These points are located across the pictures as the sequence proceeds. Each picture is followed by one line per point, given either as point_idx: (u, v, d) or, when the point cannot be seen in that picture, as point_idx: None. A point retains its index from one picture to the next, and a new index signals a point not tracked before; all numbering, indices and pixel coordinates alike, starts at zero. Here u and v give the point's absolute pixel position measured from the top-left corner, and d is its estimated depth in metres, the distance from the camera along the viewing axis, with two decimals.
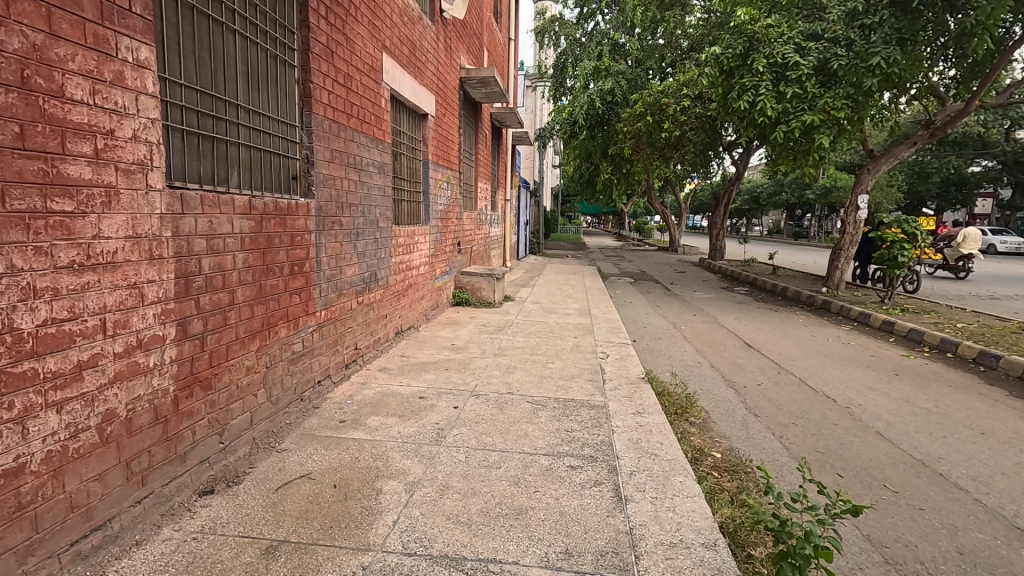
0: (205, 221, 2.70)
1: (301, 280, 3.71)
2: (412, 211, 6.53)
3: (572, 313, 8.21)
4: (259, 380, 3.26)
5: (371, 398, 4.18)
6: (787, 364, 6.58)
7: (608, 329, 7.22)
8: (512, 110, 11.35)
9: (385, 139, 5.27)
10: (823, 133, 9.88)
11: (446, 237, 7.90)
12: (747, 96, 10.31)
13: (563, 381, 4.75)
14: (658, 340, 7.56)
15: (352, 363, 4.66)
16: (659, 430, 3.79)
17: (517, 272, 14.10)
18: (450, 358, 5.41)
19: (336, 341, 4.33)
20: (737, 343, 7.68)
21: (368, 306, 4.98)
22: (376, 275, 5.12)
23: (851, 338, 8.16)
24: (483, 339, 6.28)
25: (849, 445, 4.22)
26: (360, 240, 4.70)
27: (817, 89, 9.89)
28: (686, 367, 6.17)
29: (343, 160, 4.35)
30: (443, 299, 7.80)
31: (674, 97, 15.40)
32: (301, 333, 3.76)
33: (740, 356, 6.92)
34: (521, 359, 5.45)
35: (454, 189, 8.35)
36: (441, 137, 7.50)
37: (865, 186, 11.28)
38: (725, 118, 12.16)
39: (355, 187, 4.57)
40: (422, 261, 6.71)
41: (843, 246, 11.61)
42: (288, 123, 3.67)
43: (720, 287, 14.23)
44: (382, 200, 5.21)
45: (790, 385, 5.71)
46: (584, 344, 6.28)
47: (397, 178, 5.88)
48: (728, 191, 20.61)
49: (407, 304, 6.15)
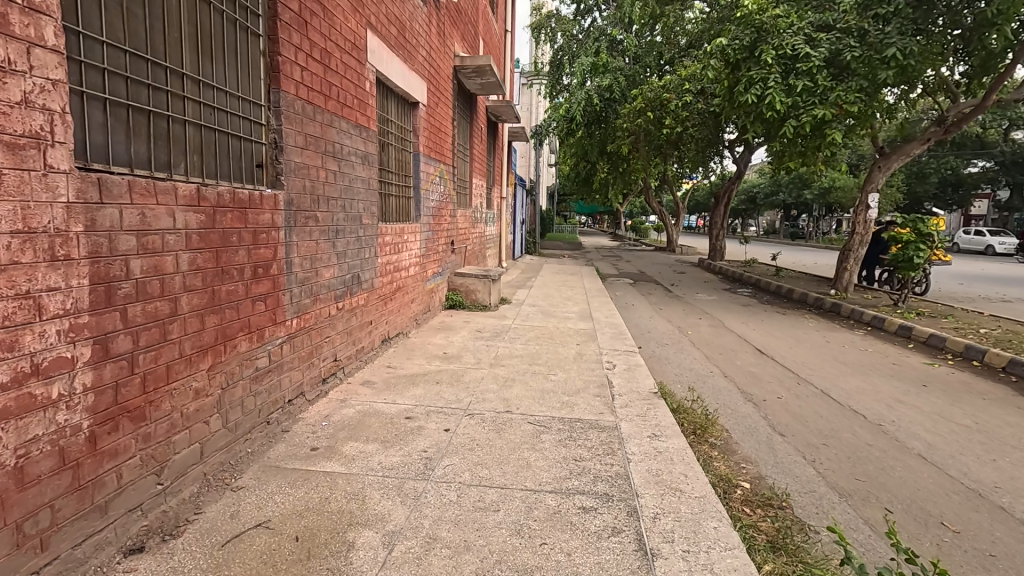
0: (134, 214, 2.18)
1: (266, 285, 3.19)
2: (401, 207, 6.01)
3: (573, 317, 7.71)
4: (211, 405, 2.73)
5: (351, 418, 3.66)
6: (806, 373, 6.10)
7: (612, 334, 6.73)
8: (509, 103, 10.83)
9: (370, 126, 4.74)
10: (835, 128, 9.41)
11: (438, 235, 7.38)
12: (754, 89, 9.85)
13: (567, 397, 4.25)
14: (665, 346, 7.07)
15: (331, 376, 4.14)
16: (679, 457, 3.30)
17: (513, 273, 13.60)
18: (442, 369, 4.90)
19: (311, 353, 3.81)
20: (749, 349, 7.21)
21: (350, 313, 4.46)
22: (359, 277, 4.60)
23: (868, 344, 7.69)
24: (478, 347, 5.78)
25: (891, 471, 3.74)
26: (340, 238, 4.17)
27: (829, 82, 9.43)
28: (699, 378, 5.69)
29: (320, 147, 3.82)
30: (435, 302, 7.29)
31: (676, 92, 14.92)
32: (266, 346, 3.23)
33: (754, 364, 6.44)
34: (519, 371, 4.94)
35: (447, 185, 7.84)
36: (433, 129, 6.99)
37: (876, 184, 10.85)
38: (730, 114, 11.70)
39: (334, 178, 4.05)
40: (411, 261, 6.19)
41: (852, 247, 11.17)
42: (252, 102, 3.14)
43: (722, 289, 13.78)
44: (367, 194, 4.69)
45: (814, 398, 5.23)
46: (587, 352, 5.79)
47: (383, 171, 5.36)
48: (728, 190, 20.17)
49: (395, 309, 5.63)
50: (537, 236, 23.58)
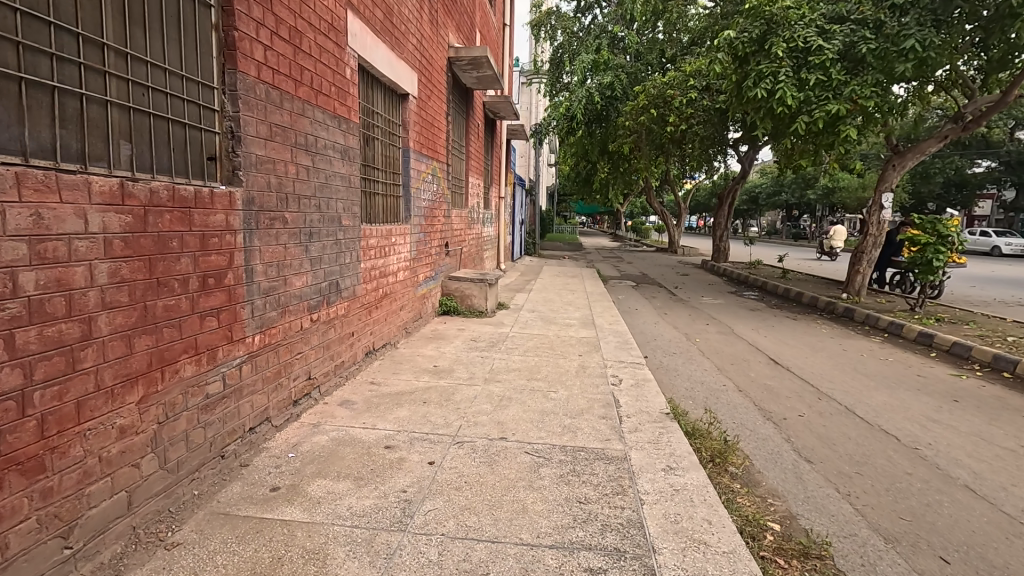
0: (23, 216, 1.74)
1: (219, 298, 2.73)
2: (389, 207, 5.56)
3: (574, 324, 7.25)
4: (144, 444, 2.28)
5: (322, 448, 3.20)
6: (827, 387, 5.65)
7: (616, 344, 6.28)
8: (507, 99, 10.36)
9: (351, 118, 4.28)
10: (849, 124, 8.95)
11: (431, 237, 6.92)
12: (764, 84, 9.42)
13: (569, 420, 3.80)
14: (673, 356, 6.62)
15: (303, 397, 3.68)
16: (698, 497, 2.85)
17: (512, 275, 13.13)
18: (431, 386, 4.45)
19: (279, 372, 3.36)
20: (763, 359, 6.76)
21: (326, 325, 4.00)
22: (338, 285, 4.16)
23: (888, 353, 7.24)
24: (473, 359, 5.33)
25: (939, 508, 3.28)
26: (314, 242, 3.71)
27: (843, 76, 8.99)
28: (711, 394, 5.24)
29: (288, 139, 3.36)
30: (427, 308, 6.83)
31: (680, 89, 14.50)
32: (220, 370, 2.77)
33: (769, 377, 5.99)
34: (516, 388, 4.49)
35: (441, 184, 7.38)
36: (425, 123, 6.53)
37: (890, 183, 10.41)
38: (738, 110, 11.26)
39: (306, 174, 3.59)
40: (400, 266, 5.74)
41: (865, 249, 10.69)
42: (203, 84, 2.68)
43: (729, 292, 13.31)
44: (347, 192, 4.24)
45: (839, 417, 4.78)
46: (590, 364, 5.33)
47: (367, 168, 4.91)
48: (732, 190, 19.70)
49: (380, 318, 5.18)
50: (537, 236, 23.15)
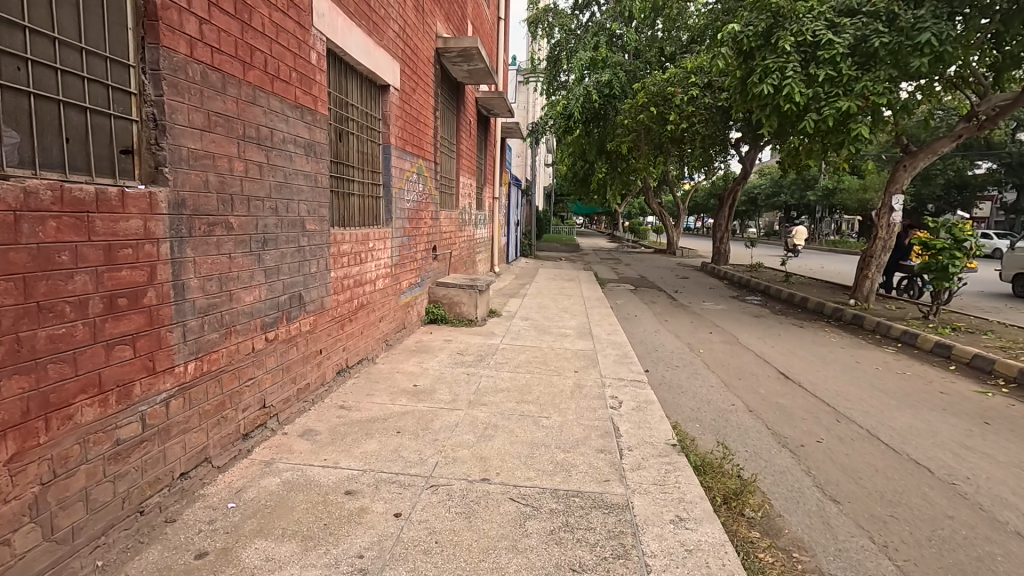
0: None
1: (135, 322, 2.24)
2: (366, 209, 5.07)
3: (570, 334, 6.77)
4: (16, 514, 1.80)
5: (269, 495, 2.71)
6: (845, 406, 5.18)
7: (616, 358, 5.80)
8: (501, 95, 9.87)
9: (317, 108, 3.78)
10: (860, 122, 8.51)
11: (416, 241, 6.43)
12: (771, 79, 8.97)
13: (562, 455, 3.32)
14: (676, 371, 6.15)
15: (256, 429, 3.19)
16: (715, 562, 2.36)
17: (506, 278, 12.67)
18: (408, 411, 3.96)
19: (222, 404, 2.87)
20: (772, 373, 6.29)
21: (286, 345, 3.51)
22: (301, 298, 3.67)
23: (905, 366, 6.77)
24: (458, 376, 4.84)
25: (993, 564, 2.81)
26: (268, 250, 3.22)
27: (854, 72, 8.55)
28: (719, 417, 4.77)
29: (234, 131, 2.86)
30: (411, 318, 6.34)
31: (681, 86, 14.03)
32: (137, 409, 2.28)
33: (781, 394, 5.52)
34: (504, 412, 4.01)
35: (427, 184, 6.89)
36: (408, 117, 6.04)
37: (900, 184, 9.95)
38: (741, 108, 10.83)
39: (258, 172, 3.09)
40: (380, 273, 5.25)
41: (874, 253, 10.23)
42: (113, 61, 2.18)
43: (731, 297, 12.86)
44: (312, 193, 3.74)
45: (861, 444, 4.31)
46: (587, 382, 4.85)
47: (340, 166, 4.42)
48: (733, 190, 19.24)
49: (355, 332, 4.69)
50: (532, 238, 22.73)
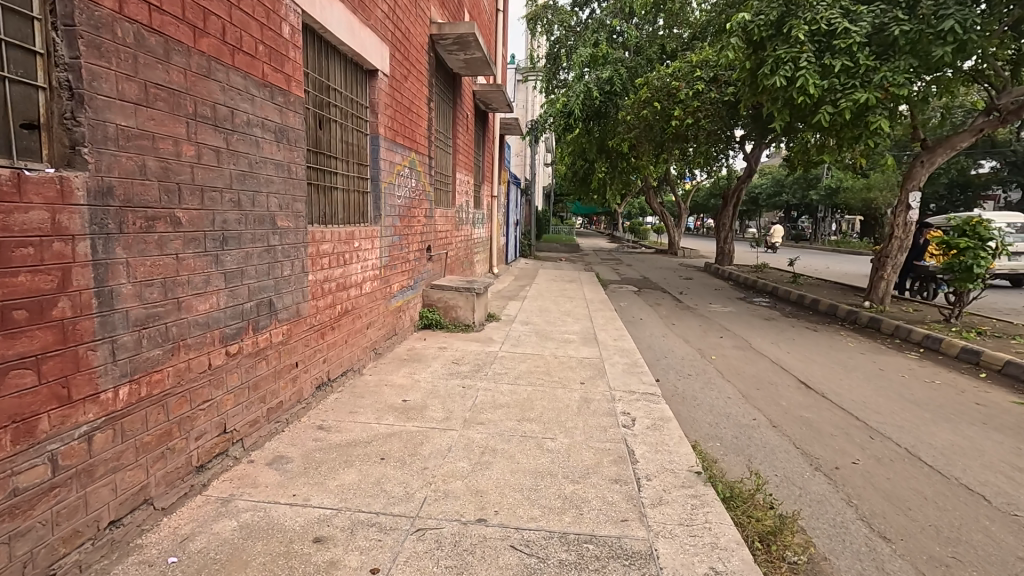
0: None
1: (39, 340, 1.78)
2: (351, 205, 4.62)
3: (574, 341, 6.33)
4: None
5: (221, 544, 2.25)
6: (876, 421, 4.73)
7: (624, 367, 5.35)
8: (499, 88, 9.42)
9: (291, 90, 3.33)
10: (879, 115, 8.07)
11: (408, 240, 5.97)
12: (783, 71, 8.54)
13: (571, 487, 2.87)
14: (688, 380, 5.71)
15: (213, 459, 2.73)
16: None
17: (506, 280, 12.24)
18: (395, 433, 3.50)
19: (170, 432, 2.42)
20: (792, 382, 5.85)
21: (253, 359, 3.05)
22: (271, 305, 3.21)
23: (932, 374, 6.32)
24: (452, 389, 4.39)
25: None
26: (229, 250, 2.77)
27: (872, 62, 8.11)
28: (741, 433, 4.32)
29: (183, 109, 2.41)
30: (402, 324, 5.89)
31: (686, 81, 13.55)
32: (44, 449, 1.83)
33: (804, 406, 5.08)
34: (503, 433, 3.56)
35: (421, 180, 6.45)
36: (400, 107, 5.58)
37: (917, 180, 9.51)
38: (751, 102, 10.38)
39: (215, 158, 2.63)
40: (367, 275, 4.80)
41: (890, 253, 9.79)
42: (8, 10, 1.73)
43: (737, 298, 12.43)
44: (285, 184, 3.28)
45: (902, 467, 3.87)
46: (594, 396, 4.38)
47: (319, 157, 3.97)
48: (737, 189, 18.81)
49: (338, 341, 4.23)
50: (532, 238, 22.30)
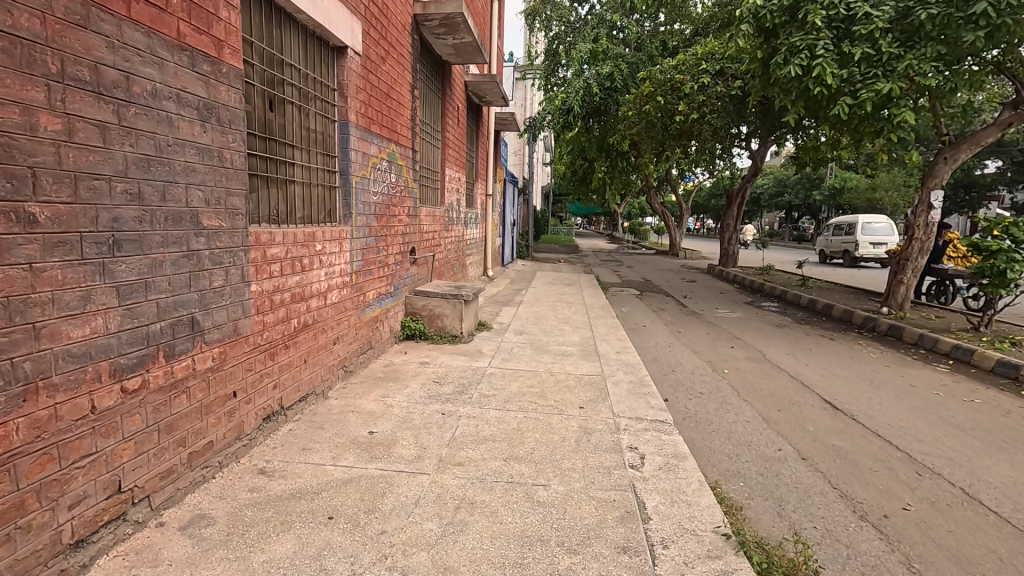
0: None
1: None
2: (313, 201, 3.98)
3: (572, 354, 5.69)
4: None
5: None
6: (921, 452, 4.09)
7: (629, 387, 4.70)
8: (493, 79, 8.77)
9: (223, 57, 2.70)
10: (903, 106, 7.43)
11: (386, 242, 5.32)
12: (799, 59, 7.91)
13: (566, 563, 2.25)
14: (701, 400, 5.07)
15: (98, 531, 2.09)
16: None
17: (501, 283, 11.60)
18: (352, 479, 2.86)
19: (21, 506, 1.79)
20: (817, 402, 5.21)
21: (166, 395, 2.41)
22: (193, 325, 2.57)
23: (970, 392, 5.69)
24: (429, 417, 3.76)
25: None
26: (125, 257, 2.14)
27: (896, 49, 7.46)
28: (766, 469, 3.69)
29: (40, 65, 1.78)
30: (379, 336, 5.24)
31: (691, 74, 12.87)
32: None
33: (833, 433, 4.46)
34: (484, 479, 2.92)
35: (403, 175, 5.82)
36: (375, 91, 4.93)
37: (940, 178, 8.87)
38: (762, 94, 9.72)
39: (98, 135, 2.00)
40: (334, 283, 4.15)
41: (910, 255, 9.13)
42: None
43: (745, 303, 11.78)
44: (213, 174, 2.65)
45: (963, 514, 3.23)
46: (595, 425, 3.74)
47: (268, 143, 3.33)
48: (742, 188, 18.16)
49: (294, 363, 3.59)
50: (531, 238, 21.64)
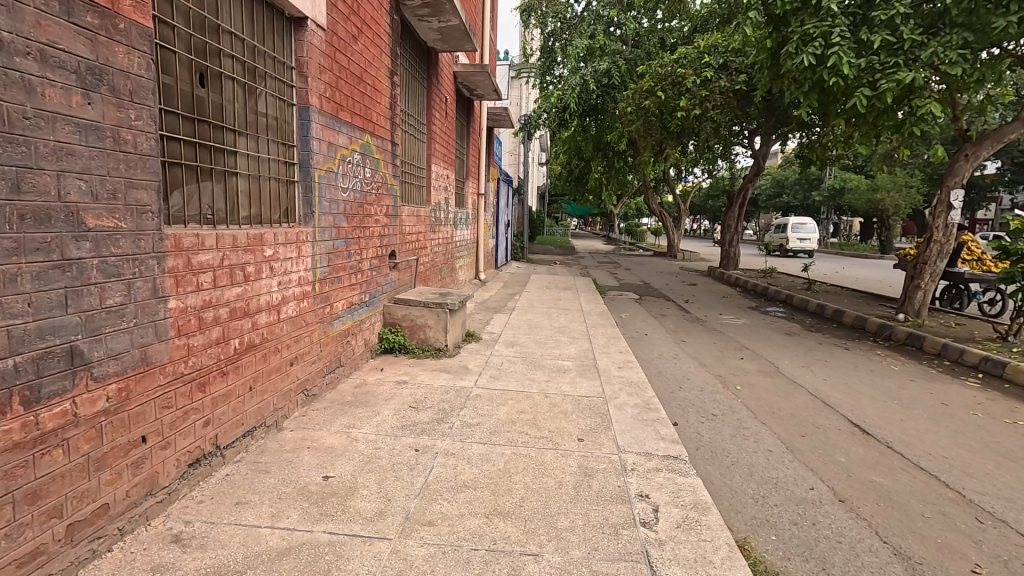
0: None
1: None
2: (263, 197, 3.36)
3: (570, 370, 5.10)
4: None
5: None
6: (976, 492, 3.51)
7: (635, 411, 4.11)
8: (484, 69, 8.17)
9: (120, 8, 2.10)
10: (927, 97, 6.87)
11: (359, 245, 4.71)
12: (812, 47, 7.31)
13: None
14: (714, 425, 4.48)
15: None
16: None
17: (493, 286, 11.02)
18: (292, 549, 2.25)
19: None
20: (844, 426, 4.63)
21: (25, 453, 1.79)
22: (76, 356, 1.97)
23: (1012, 412, 5.11)
24: (401, 456, 3.16)
25: None
26: None
27: (919, 36, 6.90)
28: (800, 517, 3.10)
29: None
30: (351, 352, 4.63)
31: (692, 68, 12.31)
32: None
33: (868, 466, 3.87)
34: (462, 547, 2.31)
35: (380, 169, 5.20)
36: (345, 74, 4.32)
37: (959, 176, 8.33)
38: (770, 87, 9.19)
39: None
40: (291, 294, 3.55)
41: (928, 259, 8.60)
42: None
43: (750, 308, 11.23)
44: (104, 161, 2.04)
45: None
46: (597, 465, 3.16)
47: (196, 124, 2.72)
48: (744, 188, 17.60)
49: (234, 391, 2.97)
50: (526, 239, 21.01)
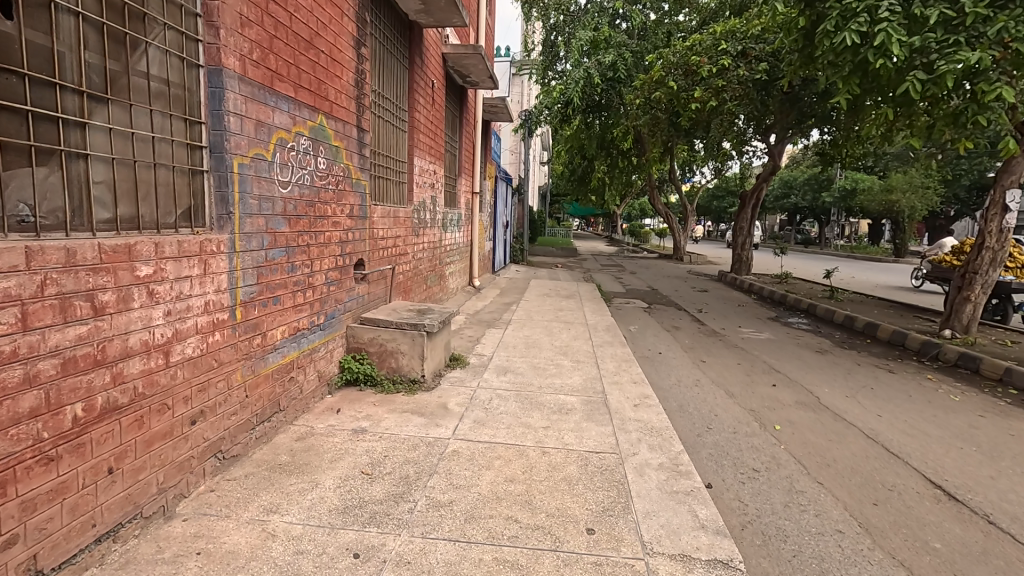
0: None
1: None
2: (141, 190, 2.36)
3: (574, 409, 4.13)
4: None
5: None
6: None
7: (661, 477, 3.11)
8: (477, 50, 7.17)
9: None
10: (994, 80, 5.86)
11: (308, 254, 3.72)
12: (855, 24, 6.31)
13: None
14: (760, 489, 3.48)
15: None
16: None
17: (489, 294, 10.04)
18: None
19: None
20: (923, 488, 3.62)
21: None
22: None
23: None
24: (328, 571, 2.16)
25: None
26: None
27: (985, 8, 5.89)
28: None
29: None
30: (296, 392, 3.64)
31: (707, 55, 11.32)
32: None
33: (975, 558, 2.88)
34: None
35: (341, 160, 4.21)
36: (284, 32, 3.33)
37: (1017, 174, 7.33)
38: (799, 74, 8.19)
39: None
40: (191, 325, 2.56)
41: (979, 268, 7.58)
42: None
43: (770, 319, 10.23)
44: None
45: None
46: None
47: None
48: (756, 188, 16.60)
49: (73, 482, 1.98)
50: (525, 241, 19.98)
